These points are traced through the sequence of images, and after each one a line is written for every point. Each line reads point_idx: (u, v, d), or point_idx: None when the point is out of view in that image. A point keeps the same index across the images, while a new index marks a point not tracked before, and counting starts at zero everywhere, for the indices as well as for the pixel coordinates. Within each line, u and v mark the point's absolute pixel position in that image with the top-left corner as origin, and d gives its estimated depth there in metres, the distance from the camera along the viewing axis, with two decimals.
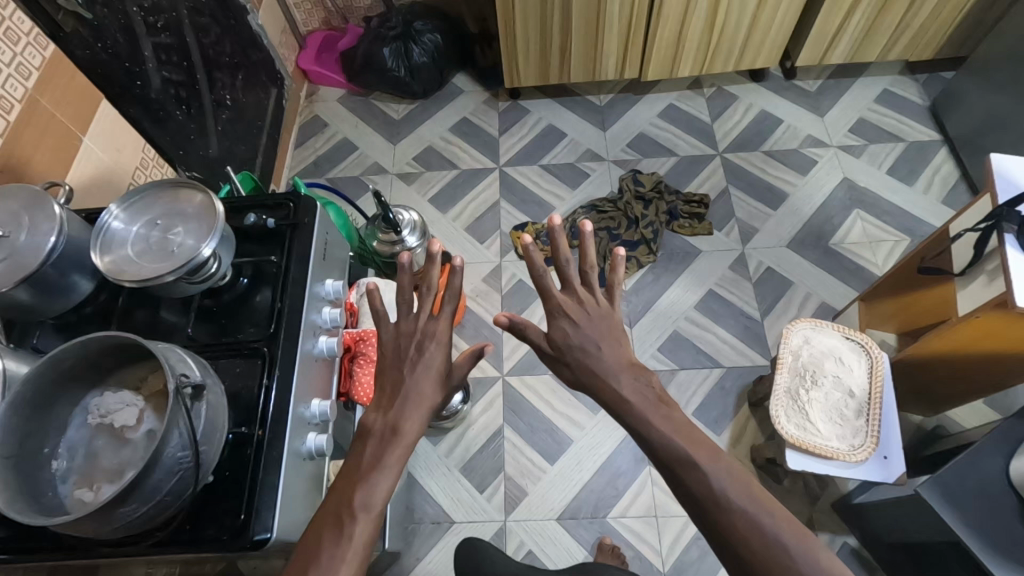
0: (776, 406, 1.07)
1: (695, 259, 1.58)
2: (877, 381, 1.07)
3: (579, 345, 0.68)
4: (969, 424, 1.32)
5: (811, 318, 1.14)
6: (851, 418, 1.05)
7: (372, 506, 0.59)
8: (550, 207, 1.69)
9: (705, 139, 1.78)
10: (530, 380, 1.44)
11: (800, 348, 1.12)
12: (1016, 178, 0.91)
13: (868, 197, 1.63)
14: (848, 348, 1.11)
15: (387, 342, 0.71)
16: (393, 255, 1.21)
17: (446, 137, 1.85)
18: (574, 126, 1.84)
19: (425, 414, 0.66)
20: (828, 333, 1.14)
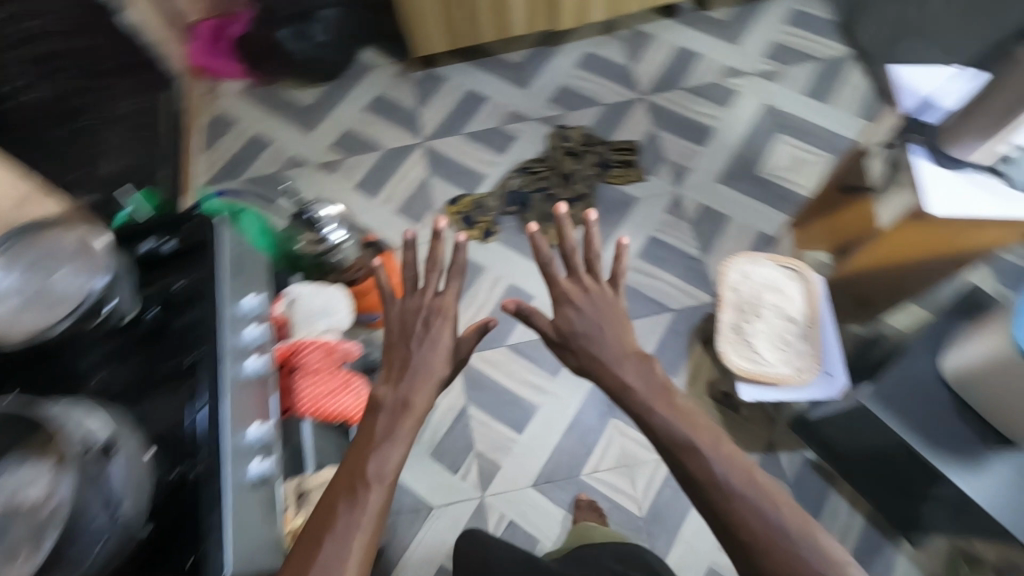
0: (723, 343, 1.09)
1: (632, 207, 1.58)
2: (816, 304, 1.10)
3: (583, 331, 0.73)
4: (904, 326, 1.38)
5: (747, 251, 1.15)
6: (794, 342, 1.08)
7: (384, 477, 0.63)
8: (481, 175, 1.65)
9: (626, 84, 1.75)
10: (487, 356, 1.43)
11: (741, 282, 1.14)
12: (920, 88, 0.91)
13: (789, 121, 1.65)
14: (786, 276, 1.14)
15: (393, 319, 0.78)
16: (319, 254, 1.16)
17: (362, 118, 1.77)
18: (493, 88, 1.78)
19: (434, 381, 0.72)
20: (765, 263, 1.15)
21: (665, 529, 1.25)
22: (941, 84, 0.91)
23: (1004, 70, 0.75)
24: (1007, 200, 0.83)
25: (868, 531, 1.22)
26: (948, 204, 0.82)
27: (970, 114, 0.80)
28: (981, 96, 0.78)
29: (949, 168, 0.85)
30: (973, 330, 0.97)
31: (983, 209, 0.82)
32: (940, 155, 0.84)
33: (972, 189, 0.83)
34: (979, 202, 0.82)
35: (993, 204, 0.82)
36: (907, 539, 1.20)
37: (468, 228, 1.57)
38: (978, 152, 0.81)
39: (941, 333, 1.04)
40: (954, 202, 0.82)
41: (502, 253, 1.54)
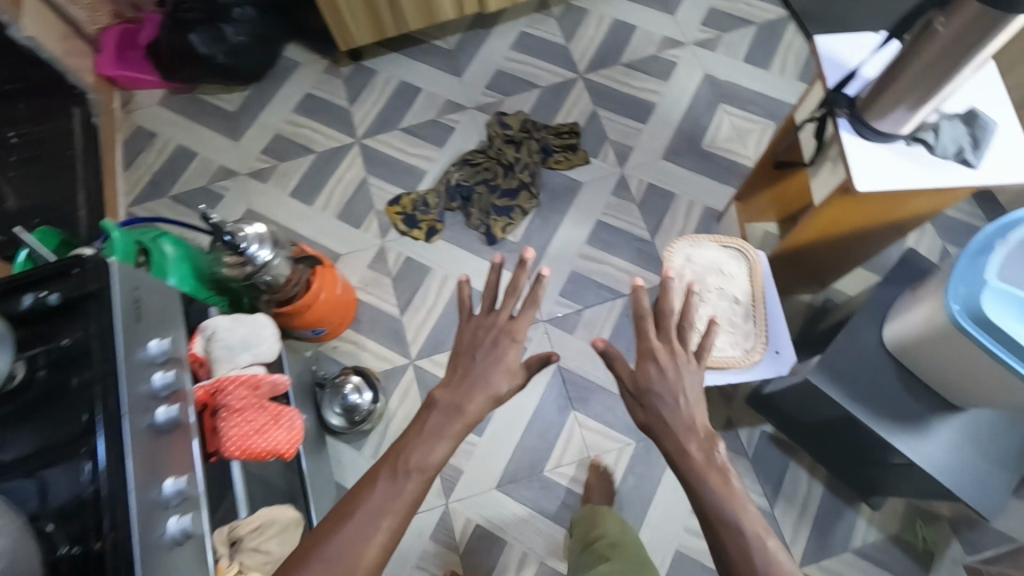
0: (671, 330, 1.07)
1: (577, 192, 1.54)
2: (758, 283, 1.09)
3: (659, 392, 0.74)
4: (853, 290, 1.39)
5: (687, 235, 1.13)
6: (740, 324, 1.07)
7: (426, 467, 0.65)
8: (421, 172, 1.59)
9: (564, 63, 1.69)
10: (440, 360, 1.39)
11: (684, 266, 1.12)
12: (843, 59, 0.88)
13: (730, 90, 1.62)
14: (729, 256, 1.12)
15: (465, 329, 0.78)
16: (246, 276, 1.10)
17: (291, 120, 1.68)
18: (427, 78, 1.71)
19: (494, 391, 0.72)
20: (706, 245, 1.13)
21: (630, 517, 1.25)
22: (862, 53, 0.88)
23: (915, 39, 0.72)
24: (932, 167, 0.81)
25: (828, 497, 1.24)
26: (873, 179, 0.81)
27: (886, 87, 0.77)
28: (895, 68, 0.75)
29: (874, 141, 0.82)
30: (910, 297, 0.97)
31: (907, 180, 0.81)
32: (864, 129, 0.82)
33: (897, 159, 0.82)
34: (903, 173, 0.81)
35: (919, 174, 0.81)
36: (865, 503, 1.23)
37: (411, 228, 1.52)
38: (901, 123, 0.79)
39: (883, 300, 1.04)
40: (878, 175, 0.81)
41: (448, 251, 1.50)
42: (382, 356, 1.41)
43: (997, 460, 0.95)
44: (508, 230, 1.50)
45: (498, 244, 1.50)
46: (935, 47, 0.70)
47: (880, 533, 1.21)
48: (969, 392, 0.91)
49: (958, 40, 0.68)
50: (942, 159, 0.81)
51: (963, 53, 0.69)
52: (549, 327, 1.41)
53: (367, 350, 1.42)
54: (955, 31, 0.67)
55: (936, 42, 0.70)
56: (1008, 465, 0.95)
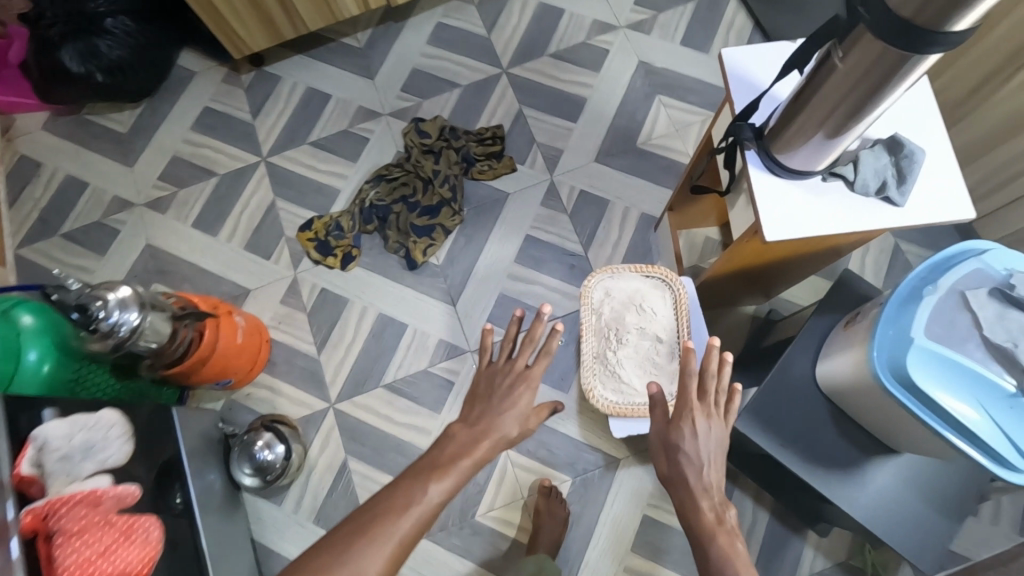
0: (587, 375, 0.98)
1: (504, 205, 1.41)
2: (685, 322, 0.98)
3: (693, 452, 0.79)
4: (804, 300, 1.30)
5: (608, 265, 1.02)
6: (664, 365, 0.98)
7: (444, 489, 0.71)
8: (333, 191, 1.46)
9: (486, 57, 1.54)
10: (362, 402, 1.30)
11: (604, 302, 1.01)
12: (755, 78, 0.77)
13: (667, 79, 1.48)
14: (653, 289, 1.01)
15: (483, 376, 0.89)
16: (107, 347, 0.96)
17: (190, 139, 1.53)
18: (337, 82, 1.55)
19: (504, 434, 0.81)
20: (629, 276, 1.02)
21: (568, 559, 1.18)
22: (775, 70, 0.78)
23: (816, 70, 0.62)
24: (851, 208, 0.70)
25: (774, 526, 1.18)
26: (783, 226, 0.70)
27: (789, 122, 0.67)
28: (798, 102, 0.65)
29: (787, 178, 0.72)
30: (844, 333, 0.86)
31: (820, 226, 0.70)
32: (775, 166, 0.71)
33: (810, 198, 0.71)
34: (817, 216, 0.70)
35: (835, 216, 0.70)
36: (812, 530, 1.17)
37: (324, 256, 1.39)
38: (814, 162, 0.68)
39: (818, 331, 0.93)
40: (789, 221, 0.71)
41: (365, 280, 1.38)
42: (299, 401, 1.31)
43: (937, 504, 0.87)
44: (429, 252, 1.38)
45: (419, 269, 1.38)
46: (835, 83, 0.59)
47: (827, 561, 1.16)
48: (903, 440, 0.83)
49: (860, 77, 0.57)
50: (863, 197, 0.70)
51: (866, 91, 0.58)
52: (477, 358, 1.31)
53: (283, 395, 1.31)
54: (854, 67, 0.57)
55: (836, 77, 0.59)
56: (949, 511, 0.87)
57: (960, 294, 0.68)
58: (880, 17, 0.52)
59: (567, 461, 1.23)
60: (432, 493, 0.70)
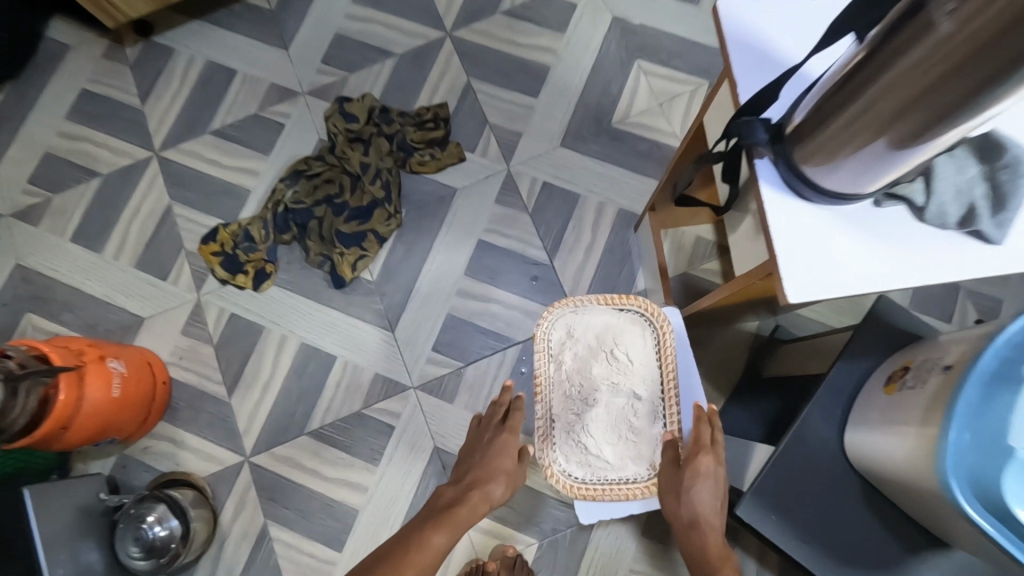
0: (541, 444, 0.77)
1: (450, 204, 1.15)
2: (669, 371, 0.77)
3: (705, 498, 0.67)
4: (830, 321, 1.03)
5: (570, 297, 0.79)
6: (644, 430, 0.76)
7: (446, 539, 0.68)
8: (242, 192, 1.19)
9: (425, 17, 1.25)
10: (283, 453, 1.07)
11: (564, 345, 0.79)
12: (773, 45, 0.56)
13: (646, 39, 1.21)
14: (627, 327, 0.79)
15: (469, 439, 0.84)
16: None
17: (66, 131, 1.24)
18: (243, 54, 1.26)
19: (493, 491, 0.75)
20: (596, 310, 0.80)
21: None
22: (810, 36, 0.55)
23: (889, 39, 0.40)
24: (900, 246, 0.51)
25: None
26: (807, 278, 0.50)
27: (833, 116, 0.45)
28: (853, 88, 0.43)
29: (815, 201, 0.51)
30: (885, 397, 0.63)
31: (858, 275, 0.50)
32: (802, 185, 0.50)
33: (843, 233, 0.51)
34: (853, 260, 0.50)
35: (880, 261, 0.50)
36: None
37: (232, 274, 1.14)
38: (860, 181, 0.48)
39: (842, 385, 0.70)
40: (815, 270, 0.50)
41: (285, 302, 1.13)
42: (207, 455, 1.08)
43: None
44: (360, 266, 1.12)
45: (349, 287, 1.13)
46: (921, 65, 0.38)
47: None
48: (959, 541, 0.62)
49: (975, 50, 0.35)
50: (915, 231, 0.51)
51: (980, 75, 0.36)
52: (421, 396, 1.08)
53: (187, 448, 1.08)
54: (962, 41, 0.35)
55: (925, 55, 0.38)
56: None
57: None
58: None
59: (533, 520, 1.02)
60: (434, 539, 0.67)
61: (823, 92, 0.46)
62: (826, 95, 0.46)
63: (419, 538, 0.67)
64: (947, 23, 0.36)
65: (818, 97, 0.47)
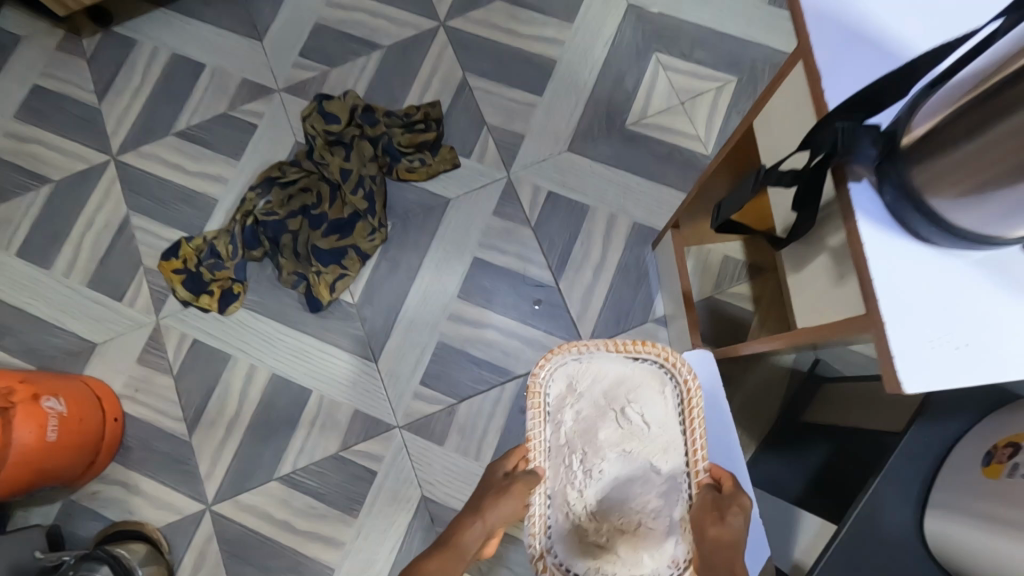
0: (535, 523, 0.60)
1: (442, 216, 1.02)
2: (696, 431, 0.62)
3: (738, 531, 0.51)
4: None
5: (576, 344, 0.63)
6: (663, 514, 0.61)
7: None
8: (209, 201, 1.06)
9: (414, 4, 1.11)
10: (249, 501, 0.94)
11: (563, 395, 0.66)
12: (895, 34, 0.43)
13: (665, 28, 1.06)
14: (644, 379, 0.65)
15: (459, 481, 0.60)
16: None
17: (12, 131, 1.11)
18: (211, 45, 1.12)
19: (501, 513, 0.52)
20: (606, 356, 0.65)
21: None
22: (948, 24, 0.42)
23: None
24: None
25: None
26: (913, 355, 0.38)
27: (995, 119, 0.32)
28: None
29: (931, 243, 0.39)
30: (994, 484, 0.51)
31: (980, 347, 0.39)
32: (913, 222, 0.39)
33: (955, 290, 0.39)
34: (974, 327, 0.39)
35: (1007, 330, 0.38)
36: None
37: (195, 295, 1.01)
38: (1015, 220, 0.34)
39: (919, 456, 0.55)
40: (927, 343, 0.39)
41: (253, 328, 1.00)
42: (163, 502, 0.95)
43: None
44: (340, 287, 0.99)
45: (326, 311, 1.00)
46: None
47: None
48: None
49: None
50: None
51: None
52: (407, 436, 0.95)
53: (141, 494, 0.95)
54: None
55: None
56: None
57: None
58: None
59: None
60: None
61: (959, 99, 0.34)
62: (987, 87, 0.32)
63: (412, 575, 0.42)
64: None
65: (958, 100, 0.34)
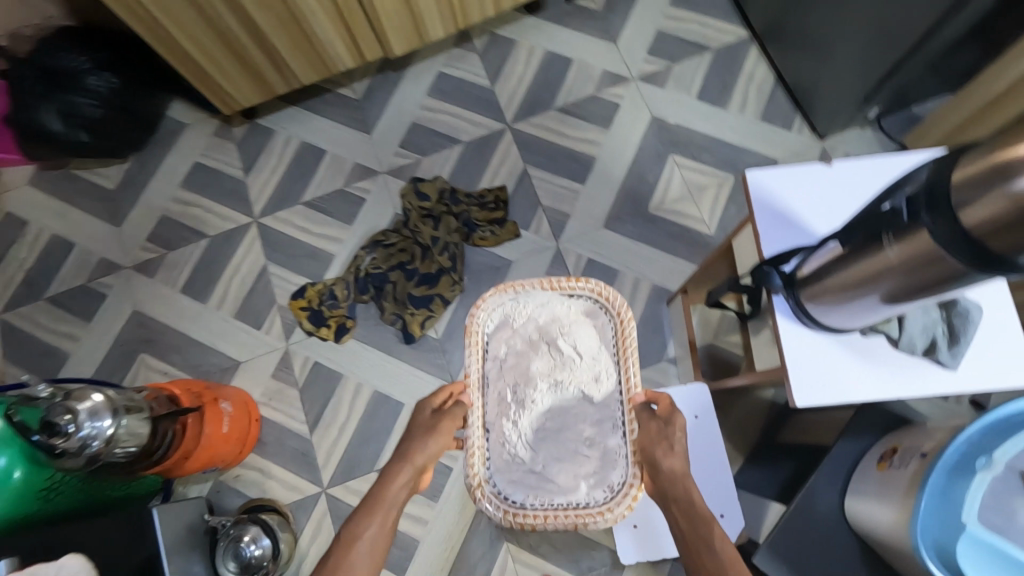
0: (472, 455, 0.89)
1: (506, 274, 1.33)
2: (629, 368, 0.93)
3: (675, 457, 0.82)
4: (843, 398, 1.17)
5: (511, 284, 0.96)
6: (597, 436, 0.93)
7: (382, 521, 0.79)
8: (328, 256, 1.39)
9: (488, 111, 1.45)
10: (356, 487, 1.24)
11: (495, 335, 0.97)
12: (812, 218, 0.74)
13: (681, 137, 1.39)
14: (573, 318, 0.97)
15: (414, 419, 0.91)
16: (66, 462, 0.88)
17: (179, 197, 1.46)
18: (331, 136, 1.47)
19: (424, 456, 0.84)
20: (536, 295, 0.97)
21: None
22: (838, 211, 0.73)
23: (863, 250, 0.57)
24: (875, 367, 0.69)
25: None
26: (808, 388, 0.69)
27: (842, 267, 0.60)
28: (843, 262, 0.60)
29: (814, 330, 0.70)
30: (878, 473, 0.78)
31: (845, 383, 0.69)
32: (805, 318, 0.69)
33: (832, 353, 0.70)
34: (842, 374, 0.69)
35: (862, 376, 0.69)
36: None
37: (317, 327, 1.32)
38: (857, 318, 0.64)
39: (843, 458, 0.85)
40: (815, 382, 0.69)
41: (360, 354, 1.31)
42: (290, 485, 1.25)
43: None
44: (428, 325, 1.30)
45: (417, 343, 1.31)
46: (875, 269, 0.56)
47: None
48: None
49: (916, 265, 0.52)
50: (892, 356, 0.69)
51: (929, 278, 0.52)
52: None
53: (274, 478, 1.25)
54: (905, 262, 0.52)
55: (889, 266, 0.54)
56: None
57: (1009, 469, 0.67)
58: (948, 230, 0.47)
59: (569, 558, 1.18)
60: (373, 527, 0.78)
61: (822, 259, 0.64)
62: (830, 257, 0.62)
63: (354, 526, 0.78)
64: (890, 248, 0.53)
65: (821, 259, 0.64)
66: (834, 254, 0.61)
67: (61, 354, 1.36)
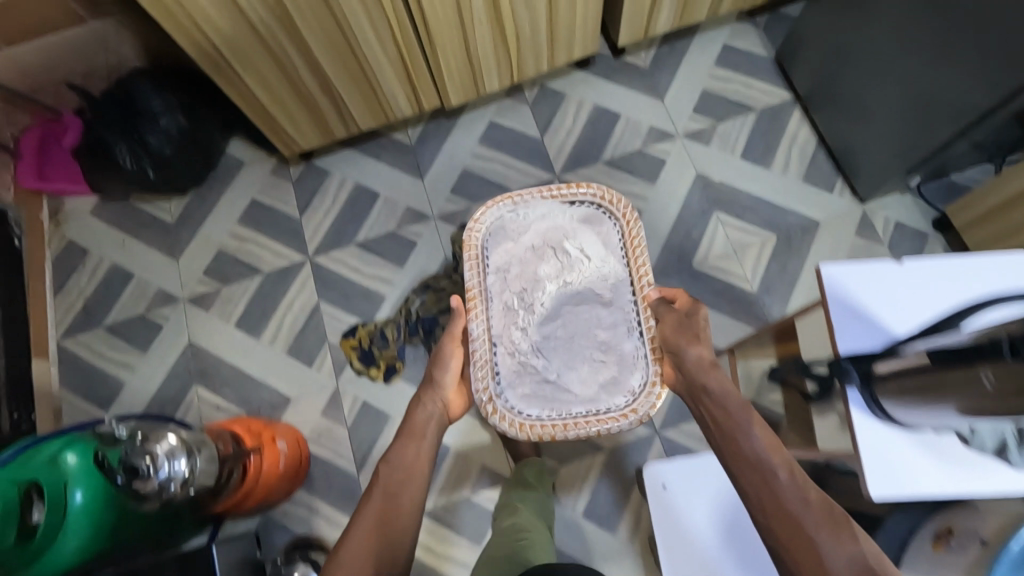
0: (485, 370, 0.91)
1: None
2: (639, 268, 0.96)
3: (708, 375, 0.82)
4: None
5: (510, 195, 1.01)
6: (613, 346, 0.94)
7: (422, 450, 0.83)
8: (379, 297, 1.43)
9: (537, 161, 1.50)
10: None
11: (494, 248, 1.00)
12: (891, 322, 0.77)
13: (725, 195, 1.44)
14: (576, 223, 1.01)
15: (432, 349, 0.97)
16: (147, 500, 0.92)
17: (236, 233, 1.51)
18: (385, 179, 1.52)
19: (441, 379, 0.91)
20: (532, 208, 1.02)
21: None
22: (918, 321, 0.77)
23: (951, 367, 0.61)
24: (944, 464, 0.72)
25: None
26: (881, 482, 0.72)
27: (923, 377, 0.65)
28: (926, 373, 0.65)
29: (888, 424, 0.73)
30: (935, 554, 0.80)
31: (917, 479, 0.72)
32: (881, 413, 0.73)
33: (904, 449, 0.73)
34: (914, 470, 0.72)
35: (931, 473, 0.72)
36: None
37: (367, 367, 1.37)
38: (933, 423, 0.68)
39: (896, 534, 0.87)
40: (888, 476, 0.72)
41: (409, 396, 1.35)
42: (337, 523, 1.28)
43: None
44: None
45: None
46: (961, 389, 0.61)
47: None
48: None
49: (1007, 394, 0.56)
50: (962, 456, 0.73)
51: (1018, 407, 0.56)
52: None
53: (321, 516, 1.29)
54: (995, 390, 0.57)
55: (977, 388, 0.59)
56: None
57: None
58: None
59: None
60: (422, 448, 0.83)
61: (903, 364, 0.68)
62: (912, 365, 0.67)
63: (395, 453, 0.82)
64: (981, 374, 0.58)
65: (902, 364, 0.68)
66: (917, 364, 0.66)
67: (117, 382, 1.41)
